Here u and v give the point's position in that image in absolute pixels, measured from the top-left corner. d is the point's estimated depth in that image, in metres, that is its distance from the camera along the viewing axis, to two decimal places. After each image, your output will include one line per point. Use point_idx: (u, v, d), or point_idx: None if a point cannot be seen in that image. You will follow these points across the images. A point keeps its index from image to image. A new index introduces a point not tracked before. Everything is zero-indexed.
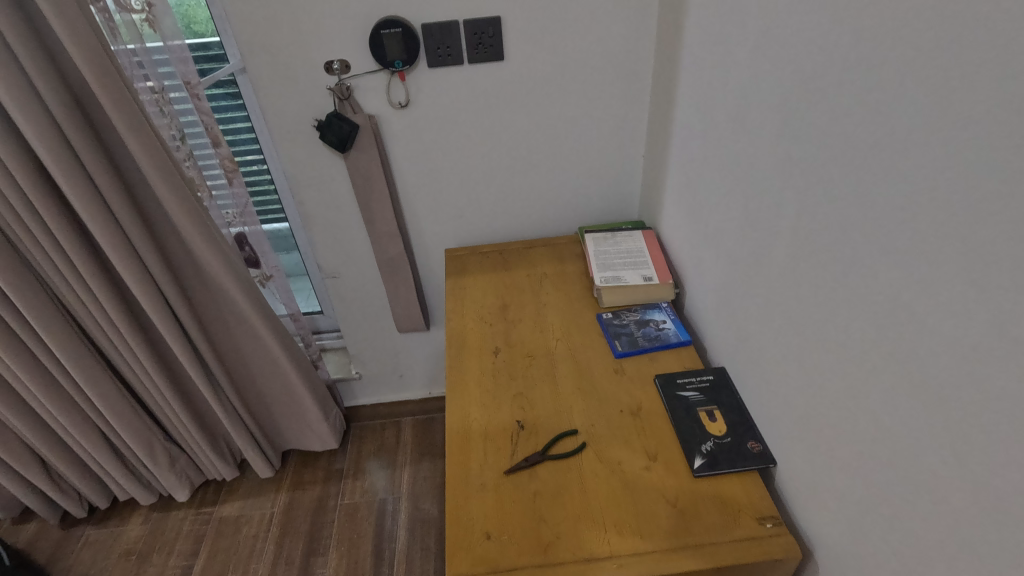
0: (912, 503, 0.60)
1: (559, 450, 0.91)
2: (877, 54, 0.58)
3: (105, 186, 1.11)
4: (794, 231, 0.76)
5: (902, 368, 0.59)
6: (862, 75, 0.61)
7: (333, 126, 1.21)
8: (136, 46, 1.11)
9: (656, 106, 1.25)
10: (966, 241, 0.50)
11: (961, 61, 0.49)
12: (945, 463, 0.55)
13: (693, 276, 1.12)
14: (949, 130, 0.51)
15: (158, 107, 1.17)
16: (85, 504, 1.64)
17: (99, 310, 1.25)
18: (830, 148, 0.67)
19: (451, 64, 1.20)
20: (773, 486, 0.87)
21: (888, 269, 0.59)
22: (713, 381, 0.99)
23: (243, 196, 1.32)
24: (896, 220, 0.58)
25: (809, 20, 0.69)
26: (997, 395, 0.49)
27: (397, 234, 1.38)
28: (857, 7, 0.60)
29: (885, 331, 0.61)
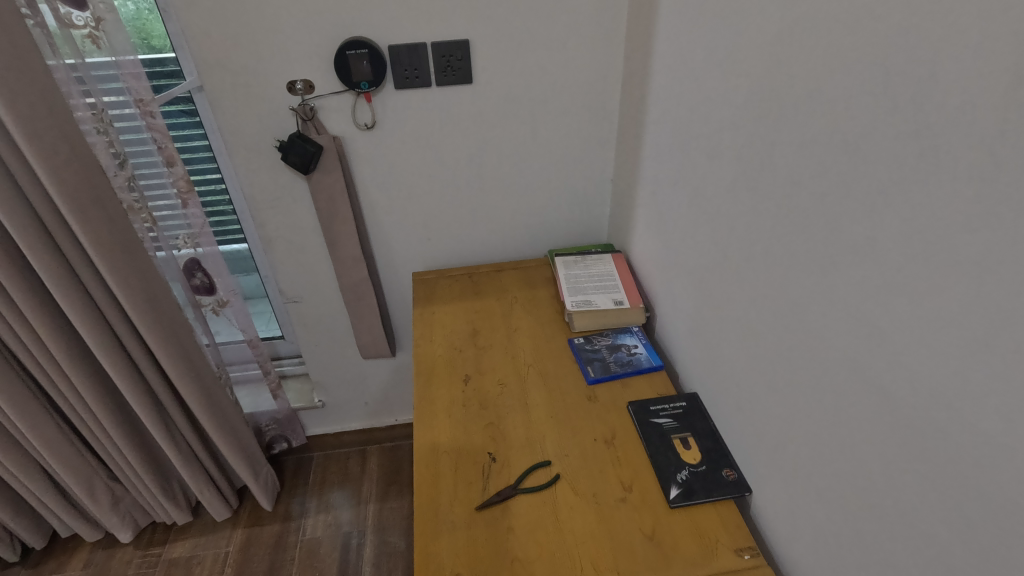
0: (894, 536, 0.59)
1: (532, 482, 0.88)
2: (851, 81, 0.59)
3: (43, 210, 1.03)
4: (766, 259, 0.76)
5: (882, 398, 0.58)
6: (834, 101, 0.61)
7: (296, 147, 1.16)
8: (75, 61, 1.05)
9: (624, 132, 1.27)
10: (946, 272, 0.50)
11: (939, 91, 0.49)
12: (927, 497, 0.54)
13: (665, 301, 1.12)
14: (924, 157, 0.51)
15: (97, 128, 1.11)
16: (19, 546, 1.51)
17: (35, 339, 1.15)
18: (802, 178, 0.67)
19: (418, 86, 1.18)
20: (749, 514, 0.86)
21: (866, 295, 0.59)
22: (686, 408, 0.97)
23: (199, 217, 1.27)
24: (875, 246, 0.57)
25: (778, 50, 0.70)
26: (982, 428, 0.48)
27: (362, 257, 1.34)
28: (826, 40, 0.61)
29: (865, 358, 0.60)
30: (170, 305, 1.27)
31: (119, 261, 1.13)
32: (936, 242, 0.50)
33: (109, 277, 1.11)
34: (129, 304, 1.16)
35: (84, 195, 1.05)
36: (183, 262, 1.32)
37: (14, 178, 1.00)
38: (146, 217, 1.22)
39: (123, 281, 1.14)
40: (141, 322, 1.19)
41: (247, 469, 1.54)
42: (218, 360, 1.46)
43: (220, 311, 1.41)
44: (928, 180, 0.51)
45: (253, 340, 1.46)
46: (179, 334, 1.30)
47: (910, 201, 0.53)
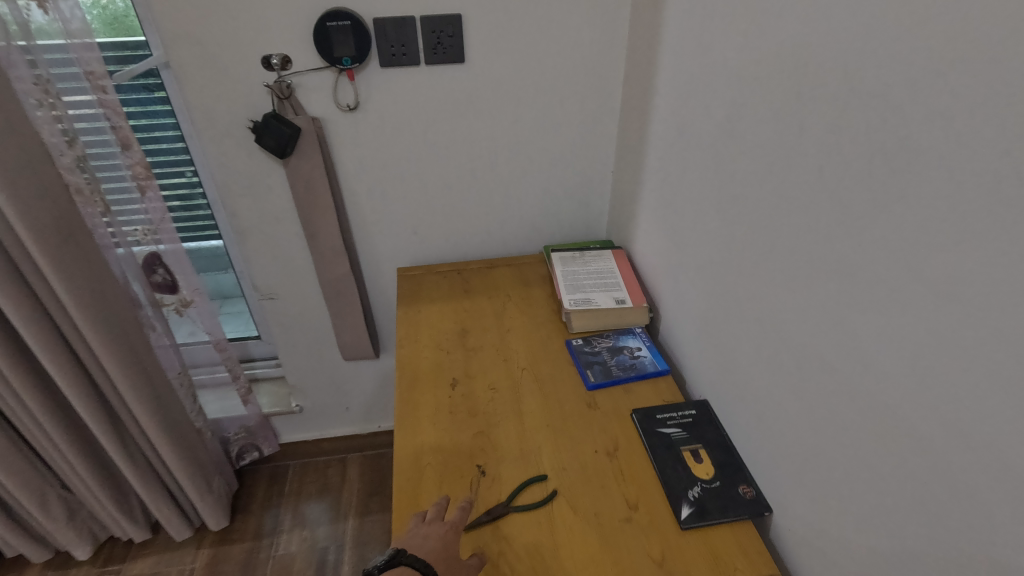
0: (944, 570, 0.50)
1: (526, 499, 0.79)
2: (900, 34, 0.49)
3: None
4: (790, 250, 0.68)
5: (939, 409, 0.49)
6: (875, 63, 0.53)
7: (271, 128, 1.06)
8: (27, 44, 0.96)
9: (626, 120, 1.18)
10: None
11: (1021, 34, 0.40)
12: (990, 526, 0.46)
13: (671, 299, 1.03)
14: (996, 119, 0.42)
15: (43, 104, 1.00)
16: None
17: None
18: (836, 155, 0.59)
19: (406, 65, 1.09)
20: (768, 536, 0.77)
21: (922, 286, 0.50)
22: (696, 416, 0.88)
23: (158, 207, 1.18)
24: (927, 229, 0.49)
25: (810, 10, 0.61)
26: None
27: (343, 251, 1.24)
28: None
29: (917, 364, 0.51)
30: (120, 307, 1.16)
31: (58, 251, 1.01)
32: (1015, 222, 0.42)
33: (45, 265, 0.99)
34: (70, 296, 1.04)
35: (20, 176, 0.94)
36: (142, 258, 1.23)
37: None
38: (102, 207, 1.12)
39: (63, 270, 1.02)
40: (81, 321, 1.07)
41: (198, 484, 1.42)
42: (176, 368, 1.36)
43: (183, 311, 1.32)
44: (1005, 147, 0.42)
45: (220, 342, 1.38)
46: (128, 334, 1.19)
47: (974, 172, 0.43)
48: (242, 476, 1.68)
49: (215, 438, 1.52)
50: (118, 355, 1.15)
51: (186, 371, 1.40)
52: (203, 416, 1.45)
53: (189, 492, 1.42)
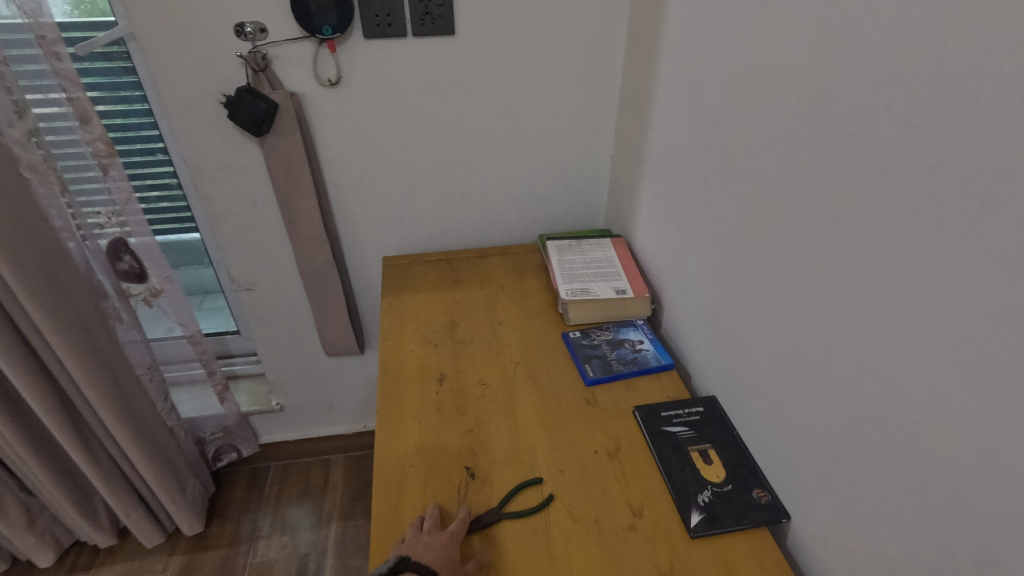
0: None
1: (519, 505, 0.71)
2: None
3: None
4: (815, 227, 0.61)
5: (1004, 401, 0.42)
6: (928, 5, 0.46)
7: (245, 103, 0.98)
8: None
9: (627, 99, 1.11)
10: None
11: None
12: None
13: (675, 289, 0.96)
14: None
15: None
16: None
17: None
18: (873, 117, 0.52)
19: (391, 36, 1.01)
20: (785, 544, 0.70)
21: (984, 260, 0.43)
22: (704, 414, 0.82)
23: (123, 187, 1.10)
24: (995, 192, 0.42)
25: None
26: None
27: (326, 239, 1.16)
28: None
29: (977, 350, 0.45)
30: (80, 297, 1.08)
31: (2, 231, 0.92)
32: None
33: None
34: (20, 281, 0.95)
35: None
36: (106, 243, 1.14)
37: None
38: (60, 186, 1.05)
39: (12, 255, 0.93)
40: (34, 309, 0.98)
41: (170, 487, 1.33)
42: (144, 364, 1.27)
43: (153, 302, 1.24)
44: None
45: (194, 335, 1.29)
46: (90, 327, 1.10)
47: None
48: (220, 478, 1.59)
49: (189, 438, 1.43)
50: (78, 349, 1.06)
51: (158, 368, 1.32)
52: (175, 415, 1.36)
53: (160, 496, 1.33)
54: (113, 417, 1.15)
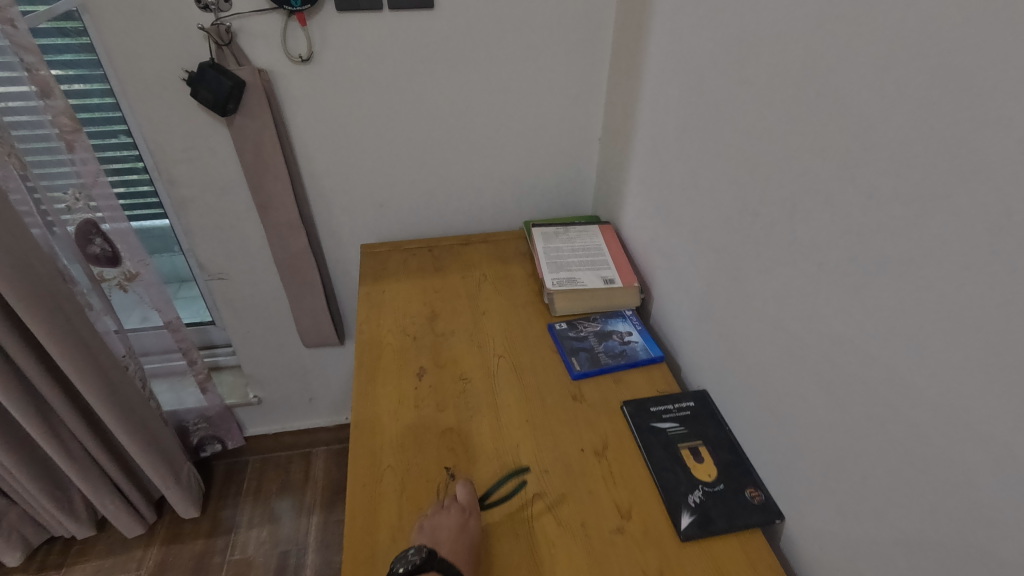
0: None
1: (501, 509, 0.67)
2: None
3: None
4: (814, 214, 0.57)
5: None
6: None
7: (208, 79, 0.92)
8: None
9: (616, 80, 1.06)
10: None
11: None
12: None
13: (665, 279, 0.92)
14: None
15: None
16: None
17: None
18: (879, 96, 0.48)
19: (366, 9, 0.95)
20: (778, 545, 0.67)
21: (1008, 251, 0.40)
22: (695, 409, 0.78)
23: (91, 165, 1.03)
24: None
25: None
26: None
27: (300, 225, 1.11)
28: None
29: (996, 347, 0.41)
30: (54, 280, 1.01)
31: None
32: None
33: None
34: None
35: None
36: (75, 228, 1.08)
37: None
38: (17, 164, 0.97)
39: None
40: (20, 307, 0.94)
41: (163, 471, 1.30)
42: (123, 346, 1.22)
43: (127, 287, 1.18)
44: None
45: (174, 323, 1.24)
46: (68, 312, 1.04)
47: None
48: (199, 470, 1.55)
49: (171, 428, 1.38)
50: (59, 334, 1.00)
51: (134, 356, 1.27)
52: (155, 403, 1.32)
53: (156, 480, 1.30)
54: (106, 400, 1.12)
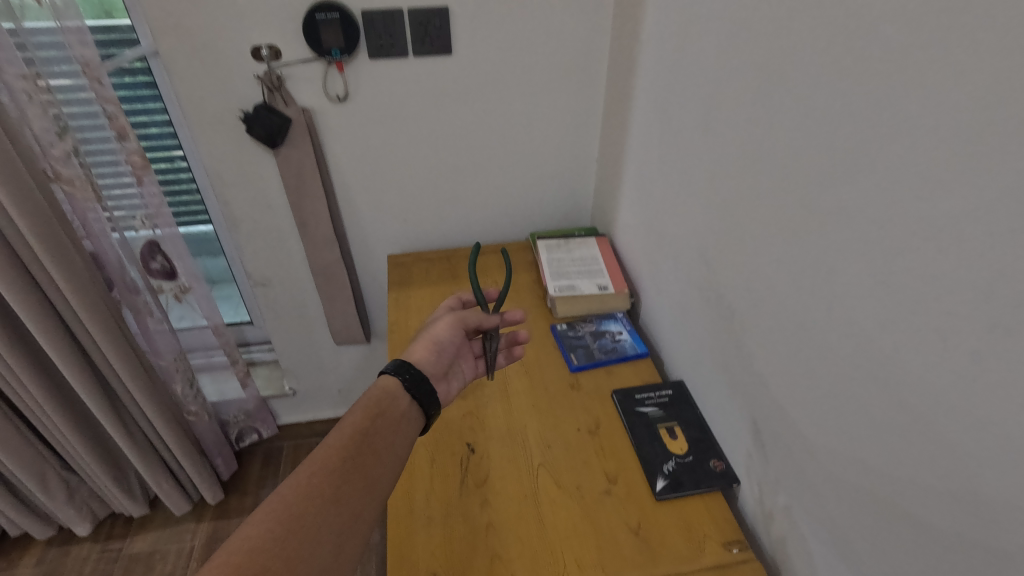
0: (876, 532, 0.56)
1: (511, 475, 0.84)
2: (841, 55, 0.54)
3: None
4: (750, 242, 0.72)
5: (879, 387, 0.54)
6: (822, 69, 0.56)
7: (262, 118, 1.08)
8: (13, 26, 0.97)
9: (609, 111, 1.21)
10: (966, 245, 0.44)
11: (958, 40, 0.42)
12: (919, 492, 0.50)
13: (650, 286, 1.08)
14: (919, 130, 0.46)
15: (33, 96, 1.00)
16: None
17: None
18: (788, 158, 0.63)
19: (394, 56, 1.10)
20: (737, 506, 0.83)
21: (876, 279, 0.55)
22: (673, 396, 0.94)
23: (156, 196, 1.17)
24: (869, 226, 0.52)
25: (767, 20, 0.65)
26: (969, 419, 0.45)
27: (334, 238, 1.27)
28: (816, 11, 0.57)
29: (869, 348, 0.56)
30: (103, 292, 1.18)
31: (52, 232, 1.05)
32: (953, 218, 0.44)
33: (48, 261, 1.04)
34: (68, 282, 1.08)
35: (15, 179, 0.98)
36: (139, 245, 1.23)
37: None
38: (94, 195, 1.13)
39: (57, 251, 1.05)
40: (84, 314, 1.12)
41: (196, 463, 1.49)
42: (174, 352, 1.36)
43: (181, 298, 1.32)
44: (921, 149, 0.46)
45: (219, 327, 1.38)
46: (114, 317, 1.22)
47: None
48: (239, 456, 1.73)
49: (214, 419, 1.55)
50: (112, 338, 1.19)
51: (184, 356, 1.40)
52: (201, 399, 1.46)
53: (190, 472, 1.49)
54: (150, 394, 1.31)
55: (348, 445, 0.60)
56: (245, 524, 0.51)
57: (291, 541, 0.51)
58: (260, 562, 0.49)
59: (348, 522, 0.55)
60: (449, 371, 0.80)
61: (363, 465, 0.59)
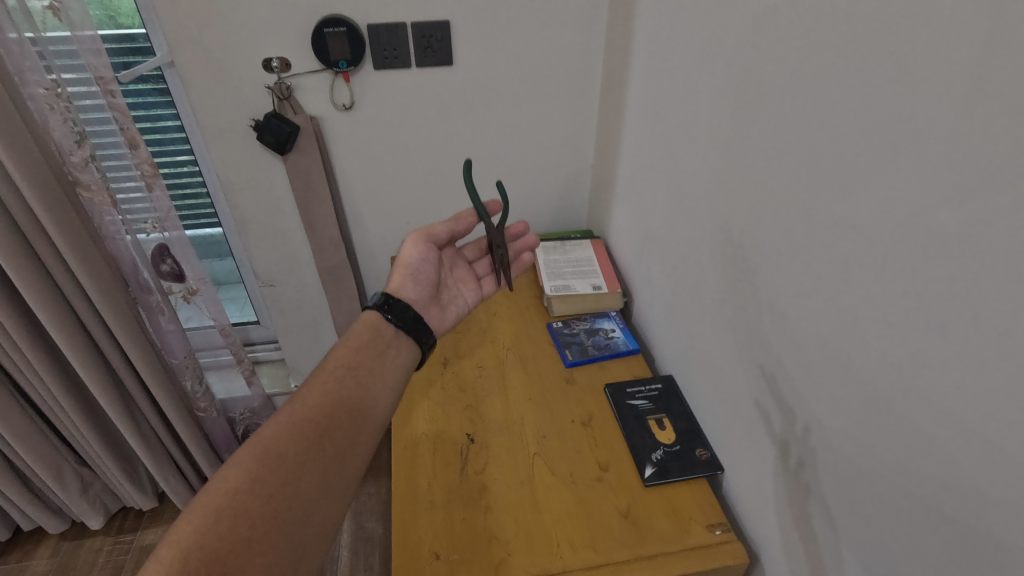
0: (836, 508, 0.60)
1: (508, 462, 0.89)
2: (798, 69, 0.59)
3: (12, 197, 1.01)
4: (727, 244, 0.77)
5: (830, 376, 0.58)
6: (782, 82, 0.61)
7: (272, 126, 1.14)
8: (34, 35, 1.00)
9: (602, 119, 1.26)
10: (896, 241, 0.48)
11: (888, 55, 0.47)
12: (870, 469, 0.54)
13: (642, 285, 1.13)
14: (859, 134, 0.50)
15: (54, 104, 1.04)
16: (9, 524, 1.54)
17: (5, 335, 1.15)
18: (753, 165, 0.69)
19: (398, 67, 1.16)
20: (722, 492, 0.88)
21: None
22: (662, 390, 0.99)
23: (164, 201, 1.23)
24: (822, 226, 0.57)
25: (735, 38, 0.70)
26: (902, 400, 0.49)
27: (340, 240, 1.32)
28: (776, 31, 0.62)
29: None
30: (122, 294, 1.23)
31: (77, 236, 1.11)
32: (891, 217, 0.48)
33: (73, 261, 1.10)
34: (91, 283, 1.14)
35: (46, 188, 1.04)
36: (150, 248, 1.27)
37: None
38: (110, 200, 1.16)
39: (82, 253, 1.12)
40: (106, 313, 1.19)
41: (207, 457, 1.55)
42: (185, 350, 1.41)
43: (190, 299, 1.36)
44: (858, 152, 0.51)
45: (225, 329, 1.42)
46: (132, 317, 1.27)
47: (857, 186, 0.51)
48: None
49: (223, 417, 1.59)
50: (132, 335, 1.25)
51: (193, 354, 1.46)
52: (210, 396, 1.50)
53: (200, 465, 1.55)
54: (168, 389, 1.37)
55: (329, 386, 0.61)
56: (228, 463, 0.53)
57: (274, 475, 0.53)
58: (244, 496, 0.51)
59: (332, 454, 0.56)
60: (444, 293, 0.81)
61: (346, 404, 0.60)
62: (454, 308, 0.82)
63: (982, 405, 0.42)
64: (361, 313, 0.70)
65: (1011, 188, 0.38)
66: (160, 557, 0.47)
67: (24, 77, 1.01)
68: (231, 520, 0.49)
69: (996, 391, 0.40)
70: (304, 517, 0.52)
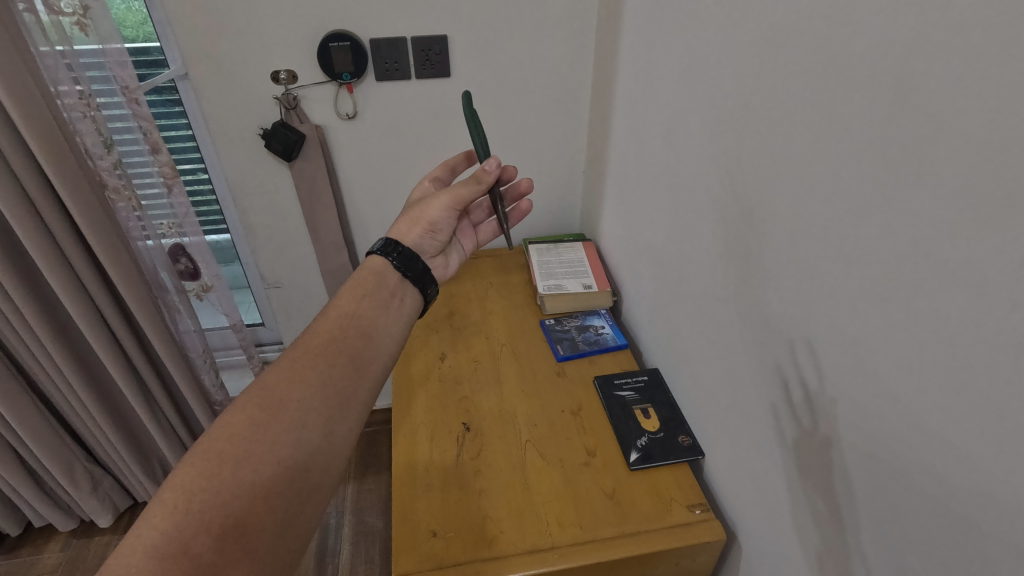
0: (802, 482, 0.66)
1: (501, 448, 0.94)
2: (764, 83, 0.65)
3: (43, 201, 1.07)
4: (705, 242, 0.84)
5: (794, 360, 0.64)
6: (753, 93, 0.68)
7: (279, 134, 1.21)
8: (65, 48, 1.07)
9: (592, 127, 1.33)
10: (843, 237, 0.54)
11: (835, 74, 0.53)
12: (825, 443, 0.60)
13: (630, 284, 1.19)
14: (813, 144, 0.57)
15: (85, 113, 1.12)
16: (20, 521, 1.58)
17: (29, 334, 1.20)
18: (728, 168, 0.75)
19: (398, 78, 1.22)
20: (703, 477, 0.93)
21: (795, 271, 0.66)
22: (647, 381, 1.05)
23: (184, 205, 1.29)
24: (784, 225, 0.63)
25: (711, 53, 0.77)
26: (849, 377, 0.56)
27: (343, 243, 1.39)
28: (745, 47, 0.68)
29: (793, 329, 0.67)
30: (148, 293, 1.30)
31: (107, 237, 1.17)
32: (838, 215, 0.55)
33: (103, 259, 1.16)
34: (122, 280, 1.21)
35: (79, 191, 1.10)
36: (169, 248, 1.34)
37: (18, 180, 1.04)
38: (135, 203, 1.23)
39: (112, 253, 1.18)
40: (136, 309, 1.25)
41: None
42: (201, 348, 1.47)
43: (203, 296, 1.42)
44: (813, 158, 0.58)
45: (238, 325, 1.48)
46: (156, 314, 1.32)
47: (815, 184, 0.57)
48: None
49: None
50: (158, 331, 1.31)
51: (209, 351, 1.52)
52: (225, 391, 1.57)
53: None
54: (189, 384, 1.44)
55: (331, 333, 0.65)
56: (230, 412, 0.59)
57: (272, 423, 0.58)
58: (242, 443, 0.56)
59: (334, 398, 0.62)
60: (448, 246, 0.89)
61: (346, 352, 0.65)
62: (457, 255, 0.91)
63: (917, 376, 0.48)
64: (367, 259, 0.75)
65: (936, 183, 0.44)
66: (163, 498, 0.53)
67: (56, 87, 1.08)
68: (234, 464, 0.55)
69: (924, 362, 0.47)
70: (307, 462, 0.58)
